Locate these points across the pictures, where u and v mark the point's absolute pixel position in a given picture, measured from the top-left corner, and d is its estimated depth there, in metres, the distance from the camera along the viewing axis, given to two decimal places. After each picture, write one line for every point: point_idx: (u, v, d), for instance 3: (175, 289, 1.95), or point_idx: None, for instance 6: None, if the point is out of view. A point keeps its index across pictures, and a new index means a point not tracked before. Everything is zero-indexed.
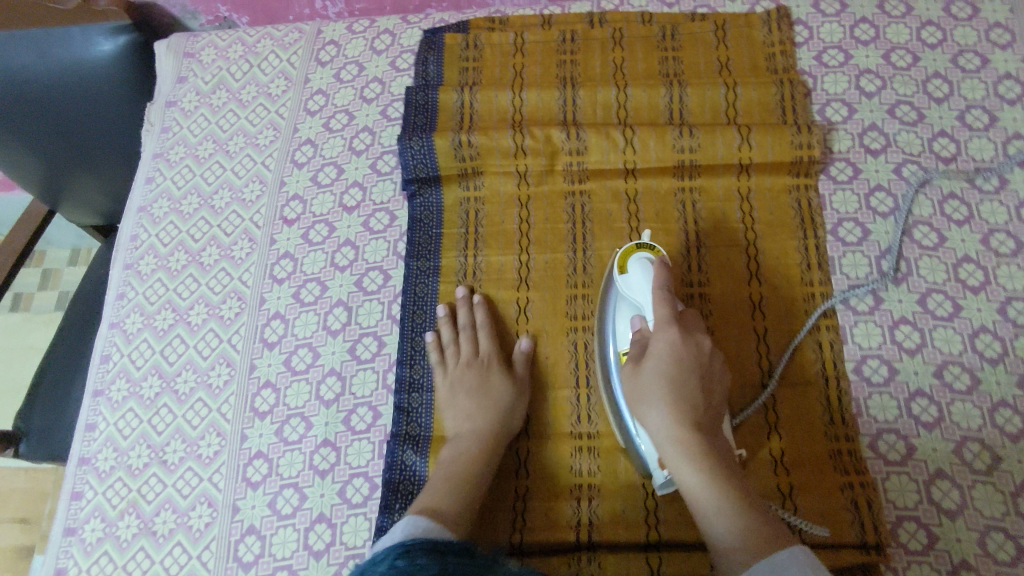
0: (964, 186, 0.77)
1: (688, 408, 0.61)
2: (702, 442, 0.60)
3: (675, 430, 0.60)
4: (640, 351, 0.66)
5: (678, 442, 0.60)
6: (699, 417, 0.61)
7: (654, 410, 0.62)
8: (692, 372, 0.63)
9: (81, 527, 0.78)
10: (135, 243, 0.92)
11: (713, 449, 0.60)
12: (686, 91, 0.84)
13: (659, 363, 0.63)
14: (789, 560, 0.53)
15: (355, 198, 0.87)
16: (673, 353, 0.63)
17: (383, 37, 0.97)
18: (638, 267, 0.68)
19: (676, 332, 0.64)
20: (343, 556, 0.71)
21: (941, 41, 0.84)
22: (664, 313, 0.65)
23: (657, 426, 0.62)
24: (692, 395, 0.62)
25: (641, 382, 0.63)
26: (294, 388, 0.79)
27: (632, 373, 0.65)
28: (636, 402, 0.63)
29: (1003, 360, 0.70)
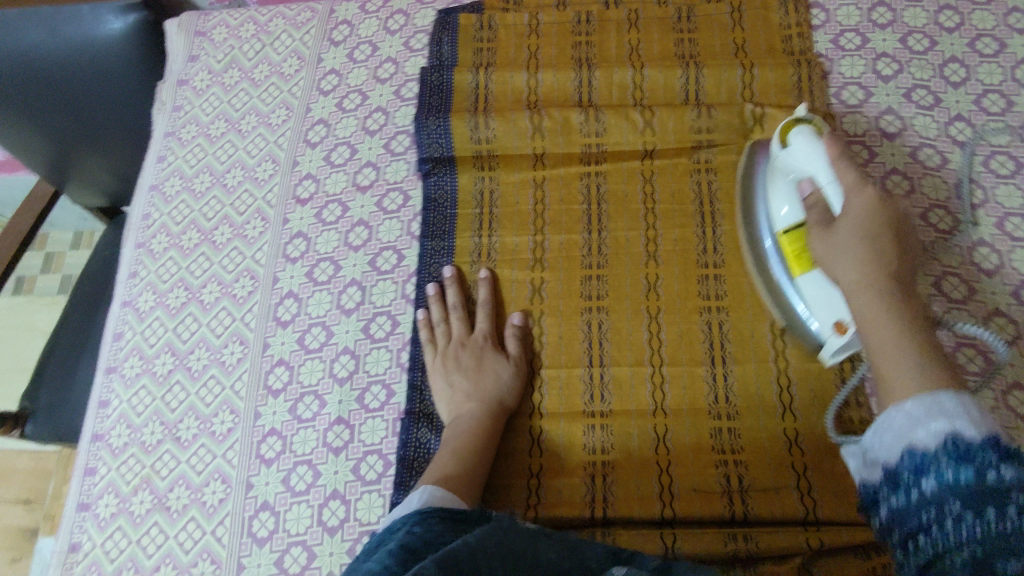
0: (980, 169, 0.77)
1: (880, 261, 0.56)
2: (893, 287, 0.55)
3: (865, 277, 0.56)
4: (826, 213, 0.62)
5: (867, 289, 0.56)
6: (895, 269, 0.56)
7: (842, 263, 0.58)
8: (886, 229, 0.58)
9: (94, 503, 0.78)
10: (147, 222, 0.92)
11: (908, 296, 0.55)
12: (703, 73, 0.84)
13: (851, 218, 0.59)
14: (957, 398, 0.47)
15: (369, 177, 0.87)
16: (867, 209, 0.59)
17: (397, 17, 0.96)
18: (804, 136, 0.66)
19: (872, 190, 0.59)
20: (357, 531, 0.71)
21: (958, 25, 0.84)
22: (853, 174, 0.61)
23: (843, 278, 0.58)
24: (885, 249, 0.57)
25: (832, 238, 0.60)
26: (308, 366, 0.79)
27: (817, 232, 0.62)
28: (826, 257, 0.60)
29: (1016, 343, 0.70)
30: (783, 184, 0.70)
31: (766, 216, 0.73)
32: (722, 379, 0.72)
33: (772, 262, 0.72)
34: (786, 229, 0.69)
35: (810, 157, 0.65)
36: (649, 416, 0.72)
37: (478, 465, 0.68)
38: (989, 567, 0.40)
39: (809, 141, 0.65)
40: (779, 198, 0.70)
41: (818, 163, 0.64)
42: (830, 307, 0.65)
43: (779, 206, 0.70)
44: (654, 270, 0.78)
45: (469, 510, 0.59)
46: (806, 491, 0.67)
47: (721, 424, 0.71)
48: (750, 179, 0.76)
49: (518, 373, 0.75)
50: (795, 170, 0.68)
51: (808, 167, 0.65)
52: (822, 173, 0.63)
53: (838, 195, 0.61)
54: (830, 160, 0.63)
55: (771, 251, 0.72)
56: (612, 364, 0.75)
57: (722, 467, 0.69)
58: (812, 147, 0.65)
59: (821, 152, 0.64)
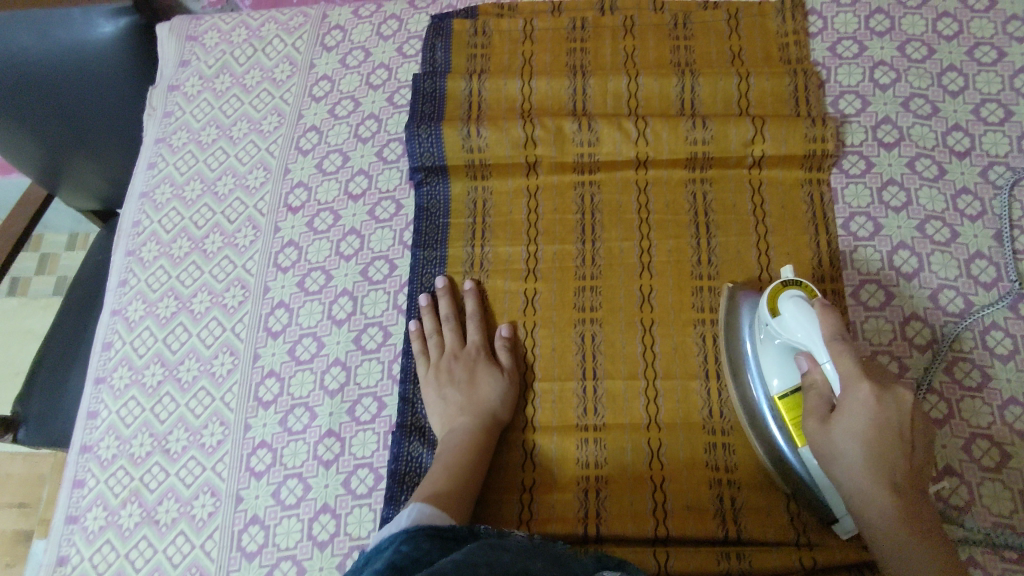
0: (977, 180, 0.77)
1: (886, 468, 0.57)
2: (905, 505, 0.56)
3: (878, 491, 0.57)
4: (823, 400, 0.60)
5: (879, 502, 0.57)
6: (902, 476, 0.57)
7: (850, 468, 0.58)
8: (891, 429, 0.57)
9: (83, 515, 0.77)
10: (137, 230, 0.91)
11: (918, 507, 0.57)
12: (698, 81, 0.83)
13: (857, 419, 0.58)
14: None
15: (361, 186, 0.86)
16: (869, 407, 0.58)
17: (390, 22, 0.95)
18: (795, 308, 0.62)
19: (871, 384, 0.58)
20: (348, 546, 0.71)
21: (957, 33, 0.83)
22: (852, 363, 0.58)
23: (852, 486, 0.58)
24: (893, 455, 0.57)
25: (836, 443, 0.59)
26: (298, 378, 0.79)
27: (815, 422, 0.60)
28: (829, 459, 0.59)
29: (1013, 357, 0.70)
30: (773, 351, 0.65)
31: (755, 374, 0.68)
32: (717, 394, 0.72)
33: (751, 378, 0.68)
34: (783, 395, 0.64)
35: (806, 333, 0.61)
36: (643, 430, 0.71)
37: (470, 480, 0.68)
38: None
39: (804, 317, 0.61)
40: (770, 363, 0.65)
41: (815, 337, 0.60)
42: (833, 491, 0.62)
43: (770, 374, 0.66)
44: (649, 282, 0.77)
45: (457, 528, 0.59)
46: (797, 512, 0.66)
47: (716, 440, 0.70)
48: (734, 324, 0.71)
49: (511, 386, 0.74)
50: (787, 341, 0.63)
51: (805, 341, 0.61)
52: (820, 353, 0.60)
53: (837, 384, 0.59)
54: (829, 342, 0.59)
55: (764, 415, 0.66)
56: (606, 377, 0.74)
57: (716, 484, 0.68)
58: (808, 323, 0.61)
59: (818, 332, 0.60)
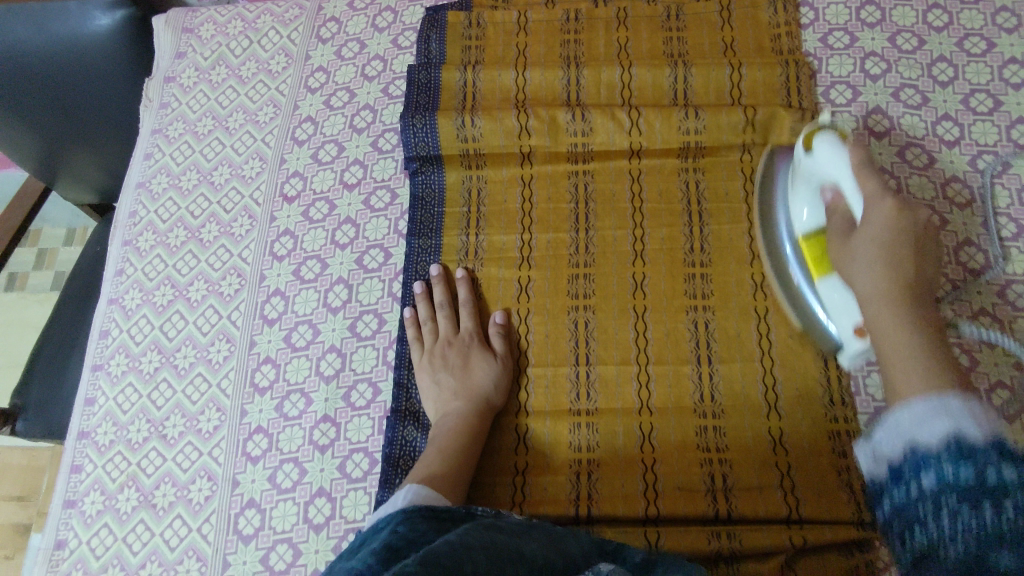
0: (966, 169, 0.78)
1: (896, 273, 0.56)
2: (907, 302, 0.55)
3: (882, 289, 0.56)
4: (847, 222, 0.62)
5: (882, 298, 0.56)
6: (910, 281, 0.56)
7: (862, 271, 0.58)
8: (905, 242, 0.57)
9: (80, 500, 0.78)
10: (134, 219, 0.92)
11: (919, 307, 0.55)
12: (691, 71, 0.83)
13: (871, 231, 0.58)
14: (962, 401, 0.43)
15: (356, 175, 0.87)
16: (887, 220, 0.58)
17: (386, 14, 0.96)
18: (825, 141, 0.64)
19: (893, 199, 0.58)
20: (343, 529, 0.71)
21: (946, 24, 0.84)
22: (874, 182, 0.59)
23: (861, 284, 0.58)
24: (904, 263, 0.57)
25: (851, 248, 0.60)
26: (294, 365, 0.79)
27: (836, 242, 0.62)
28: (844, 264, 0.61)
29: (1001, 342, 0.71)
30: (805, 190, 0.69)
31: (786, 220, 0.73)
32: (708, 378, 0.73)
33: (789, 262, 0.73)
34: (808, 234, 0.70)
35: (832, 165, 0.63)
36: (635, 414, 0.72)
37: (463, 464, 0.68)
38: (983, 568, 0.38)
39: (831, 148, 0.63)
40: (801, 202, 0.70)
41: (840, 167, 0.62)
42: (848, 312, 0.66)
43: (801, 211, 0.70)
44: (641, 269, 0.78)
45: (453, 506, 0.59)
46: (789, 489, 0.67)
47: (706, 422, 0.71)
48: (769, 181, 0.77)
49: (505, 370, 0.75)
50: (816, 177, 0.67)
51: (832, 174, 0.63)
52: (843, 179, 0.62)
53: (858, 203, 0.60)
54: (851, 166, 0.61)
55: (790, 255, 0.73)
56: (598, 362, 0.75)
57: (707, 465, 0.69)
58: (835, 153, 0.63)
59: (844, 158, 0.62)
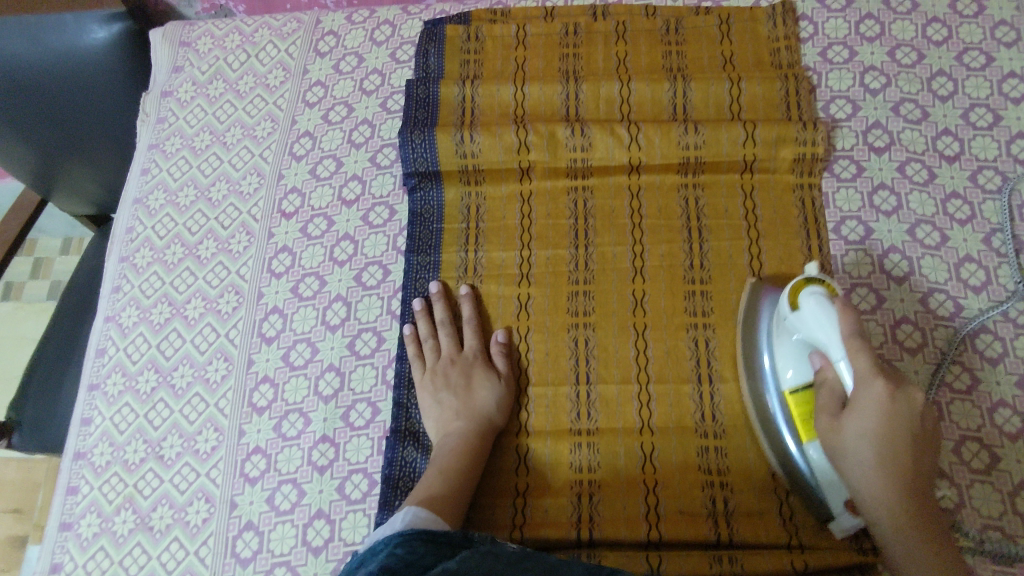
0: (967, 184, 0.77)
1: (892, 463, 0.59)
2: (909, 493, 0.58)
3: (883, 483, 0.59)
4: (837, 398, 0.62)
5: (884, 500, 0.58)
6: (909, 469, 0.59)
7: (858, 465, 0.60)
8: (902, 427, 0.59)
9: (77, 522, 0.77)
10: (131, 235, 0.91)
11: (920, 496, 0.59)
12: (690, 86, 0.83)
13: (869, 418, 0.59)
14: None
15: (355, 191, 0.87)
16: (881, 405, 0.59)
17: (383, 27, 0.95)
18: (814, 304, 0.63)
19: (883, 381, 0.60)
20: (342, 552, 0.71)
21: (946, 38, 0.84)
22: (865, 360, 0.60)
23: (859, 478, 0.60)
24: (901, 451, 0.59)
25: (846, 435, 0.60)
26: (292, 384, 0.79)
27: (827, 420, 0.62)
28: (837, 452, 0.61)
29: (1003, 360, 0.70)
30: (789, 341, 0.67)
31: (769, 366, 0.69)
32: (709, 398, 0.72)
33: (773, 414, 0.68)
34: (796, 392, 0.66)
35: (823, 331, 0.63)
36: (636, 434, 0.72)
37: (463, 486, 0.68)
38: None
39: (819, 314, 0.63)
40: (786, 357, 0.67)
41: (832, 337, 0.62)
42: (835, 487, 0.63)
43: (785, 365, 0.67)
44: (641, 286, 0.77)
45: (452, 531, 0.59)
46: (789, 517, 0.67)
47: (708, 443, 0.70)
48: (752, 320, 0.72)
49: (506, 391, 0.74)
50: (804, 336, 0.65)
51: (823, 339, 0.63)
52: (837, 355, 0.62)
53: (850, 381, 0.61)
54: (843, 339, 0.61)
55: (773, 409, 0.68)
56: (598, 381, 0.74)
57: (709, 488, 0.69)
58: (825, 319, 0.62)
59: (835, 329, 0.62)
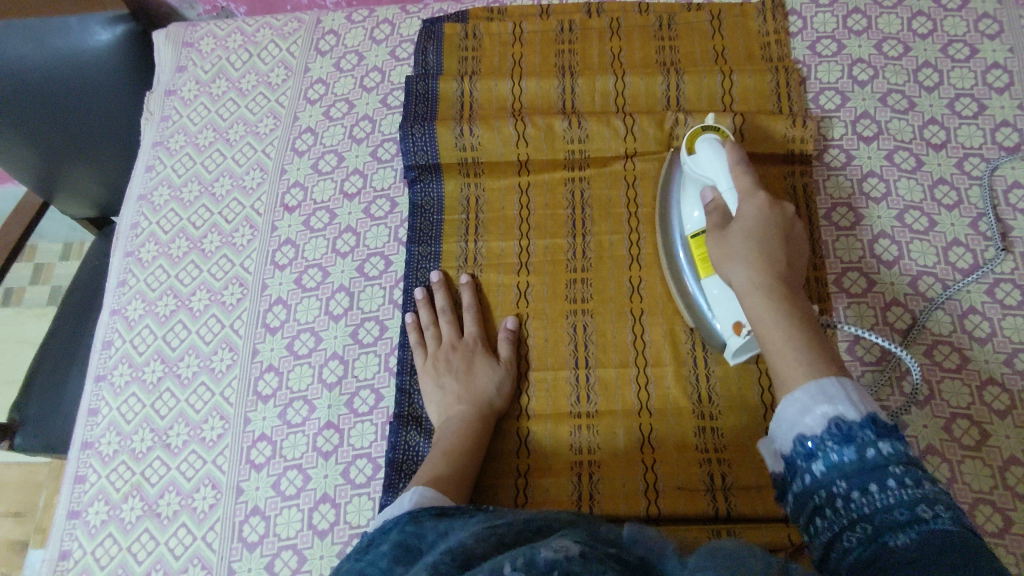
0: (954, 171, 0.79)
1: (767, 258, 0.60)
2: (779, 287, 0.58)
3: (755, 275, 0.59)
4: (723, 219, 0.66)
5: (754, 283, 0.59)
6: (782, 267, 0.60)
7: (734, 261, 0.61)
8: (777, 233, 0.62)
9: (84, 510, 0.78)
10: (136, 231, 0.92)
11: (793, 293, 0.58)
12: (683, 79, 0.85)
13: (744, 223, 0.63)
14: (838, 384, 0.50)
15: (356, 185, 0.88)
16: (757, 213, 0.63)
17: (383, 26, 0.98)
18: (708, 145, 0.71)
19: (762, 196, 0.64)
20: (347, 534, 0.72)
21: (931, 31, 0.86)
22: (748, 183, 0.66)
23: (736, 274, 0.61)
24: (776, 249, 0.61)
25: (726, 241, 0.63)
26: (297, 372, 0.80)
27: (713, 236, 0.65)
28: (720, 258, 0.63)
29: (991, 339, 0.72)
30: (692, 189, 0.73)
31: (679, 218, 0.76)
32: (704, 378, 0.74)
33: (681, 265, 0.75)
34: (695, 232, 0.72)
35: (713, 166, 0.70)
36: (635, 415, 0.73)
37: (467, 467, 0.69)
38: (880, 543, 0.42)
39: (713, 150, 0.70)
40: (690, 202, 0.73)
41: (720, 169, 0.69)
42: (729, 306, 0.68)
43: (690, 209, 0.73)
44: (637, 272, 0.79)
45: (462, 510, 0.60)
46: None
47: (705, 423, 0.72)
48: (669, 180, 0.79)
49: (508, 376, 0.76)
50: (701, 178, 0.71)
51: (711, 175, 0.70)
52: (723, 180, 0.68)
53: (734, 202, 0.66)
54: (731, 168, 0.68)
55: (681, 253, 0.75)
56: (597, 365, 0.76)
57: (706, 465, 0.70)
58: (716, 155, 0.70)
59: (725, 159, 0.69)
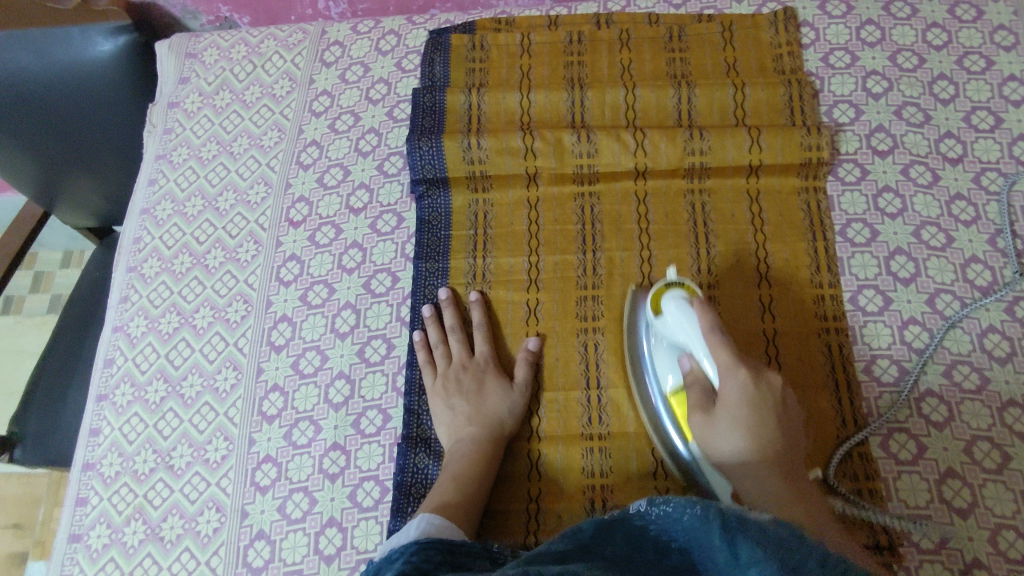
0: (971, 186, 0.78)
1: (765, 453, 0.62)
2: (786, 484, 0.60)
3: (760, 472, 0.61)
4: (706, 395, 0.65)
5: (761, 484, 0.61)
6: (782, 459, 0.62)
7: (735, 459, 0.62)
8: (766, 414, 0.63)
9: (86, 533, 0.77)
10: (138, 246, 0.91)
11: (798, 486, 0.61)
12: (694, 92, 0.84)
13: (734, 411, 0.63)
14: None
15: (362, 200, 0.87)
16: (743, 395, 0.63)
17: (389, 37, 0.96)
18: (676, 306, 0.67)
19: (744, 372, 0.63)
20: (355, 560, 0.71)
21: (946, 43, 0.85)
22: (727, 356, 0.64)
23: (739, 469, 0.62)
24: (770, 435, 0.62)
25: (719, 432, 0.63)
26: (303, 392, 0.79)
27: (703, 420, 0.65)
28: (714, 451, 0.64)
29: (1011, 359, 0.71)
30: (662, 347, 0.70)
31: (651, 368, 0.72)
32: None
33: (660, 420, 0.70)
34: (676, 392, 0.69)
35: (684, 331, 0.66)
36: (648, 438, 0.72)
37: (477, 493, 0.68)
38: None
39: (683, 313, 0.66)
40: (662, 361, 0.70)
41: (692, 336, 0.66)
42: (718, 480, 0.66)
43: (664, 370, 0.70)
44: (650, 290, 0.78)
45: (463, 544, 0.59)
46: None
47: None
48: (635, 321, 0.75)
49: (519, 397, 0.74)
50: (673, 339, 0.68)
51: (683, 340, 0.67)
52: (699, 352, 0.65)
53: (715, 376, 0.65)
54: (704, 336, 0.65)
55: (658, 406, 0.71)
56: (609, 385, 0.74)
57: None
58: (685, 321, 0.66)
59: (697, 329, 0.65)
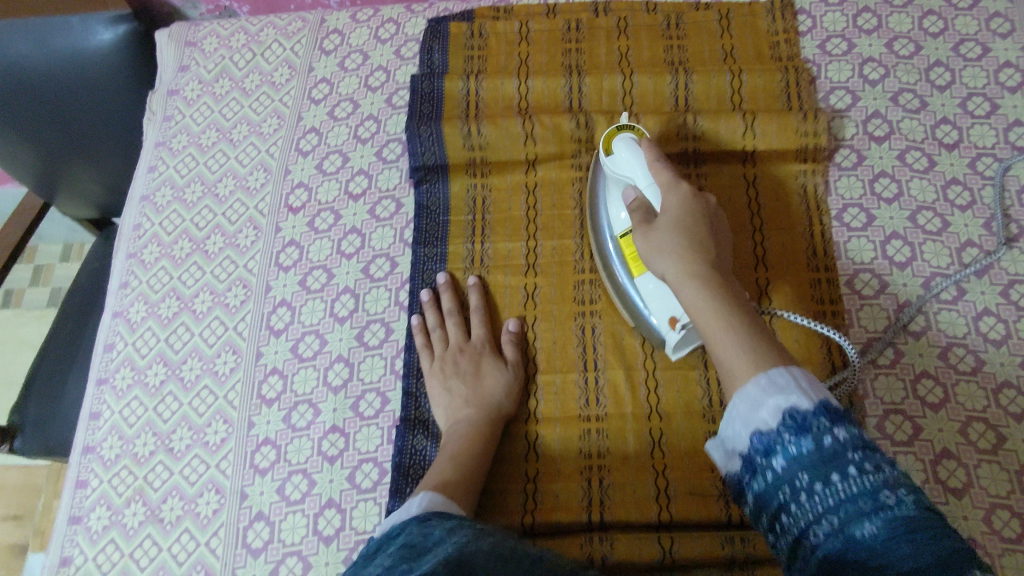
0: (966, 171, 0.79)
1: (694, 248, 0.60)
2: (710, 275, 0.58)
3: (687, 266, 0.59)
4: (648, 214, 0.66)
5: (686, 273, 0.58)
6: (711, 257, 0.60)
7: (664, 254, 0.61)
8: (698, 224, 0.63)
9: (86, 515, 0.77)
10: (139, 232, 0.91)
11: (725, 281, 0.58)
12: (692, 78, 0.84)
13: (666, 215, 0.64)
14: (788, 373, 0.48)
15: (361, 186, 0.87)
16: (680, 207, 0.64)
17: (388, 26, 0.97)
18: (626, 145, 0.70)
19: (684, 189, 0.65)
20: (353, 540, 0.71)
21: (942, 30, 0.85)
22: (667, 177, 0.67)
23: (666, 266, 0.60)
24: (703, 239, 0.62)
25: (654, 235, 0.63)
26: (301, 375, 0.79)
27: (638, 229, 0.65)
28: (649, 251, 0.63)
29: (1006, 341, 0.71)
30: (616, 193, 0.73)
31: (607, 221, 0.76)
32: (716, 383, 0.73)
33: (615, 267, 0.74)
34: (624, 232, 0.72)
35: (631, 165, 0.70)
36: (645, 419, 0.72)
37: (474, 472, 0.68)
38: (849, 537, 0.41)
39: (631, 150, 0.70)
40: (616, 206, 0.73)
41: (639, 167, 0.69)
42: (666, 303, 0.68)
43: (618, 214, 0.73)
44: None
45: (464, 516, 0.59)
46: None
47: (716, 428, 0.71)
48: (594, 194, 0.78)
49: (516, 378, 0.75)
50: (622, 178, 0.71)
51: (631, 175, 0.70)
52: (643, 180, 0.68)
53: (656, 197, 0.67)
54: (649, 164, 0.68)
55: (613, 257, 0.75)
56: (606, 367, 0.75)
57: (718, 470, 0.69)
58: (635, 156, 0.70)
59: (642, 158, 0.69)
